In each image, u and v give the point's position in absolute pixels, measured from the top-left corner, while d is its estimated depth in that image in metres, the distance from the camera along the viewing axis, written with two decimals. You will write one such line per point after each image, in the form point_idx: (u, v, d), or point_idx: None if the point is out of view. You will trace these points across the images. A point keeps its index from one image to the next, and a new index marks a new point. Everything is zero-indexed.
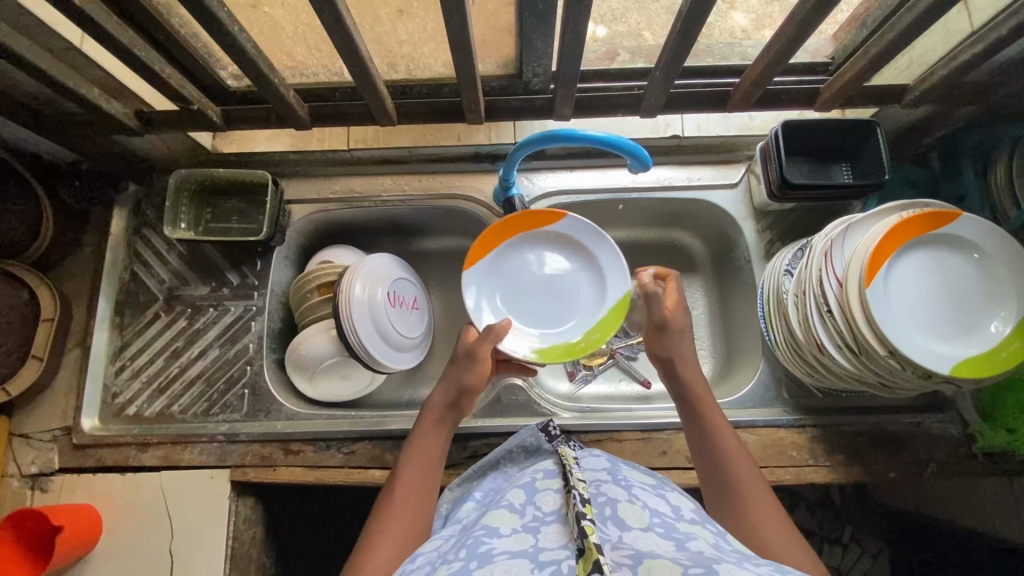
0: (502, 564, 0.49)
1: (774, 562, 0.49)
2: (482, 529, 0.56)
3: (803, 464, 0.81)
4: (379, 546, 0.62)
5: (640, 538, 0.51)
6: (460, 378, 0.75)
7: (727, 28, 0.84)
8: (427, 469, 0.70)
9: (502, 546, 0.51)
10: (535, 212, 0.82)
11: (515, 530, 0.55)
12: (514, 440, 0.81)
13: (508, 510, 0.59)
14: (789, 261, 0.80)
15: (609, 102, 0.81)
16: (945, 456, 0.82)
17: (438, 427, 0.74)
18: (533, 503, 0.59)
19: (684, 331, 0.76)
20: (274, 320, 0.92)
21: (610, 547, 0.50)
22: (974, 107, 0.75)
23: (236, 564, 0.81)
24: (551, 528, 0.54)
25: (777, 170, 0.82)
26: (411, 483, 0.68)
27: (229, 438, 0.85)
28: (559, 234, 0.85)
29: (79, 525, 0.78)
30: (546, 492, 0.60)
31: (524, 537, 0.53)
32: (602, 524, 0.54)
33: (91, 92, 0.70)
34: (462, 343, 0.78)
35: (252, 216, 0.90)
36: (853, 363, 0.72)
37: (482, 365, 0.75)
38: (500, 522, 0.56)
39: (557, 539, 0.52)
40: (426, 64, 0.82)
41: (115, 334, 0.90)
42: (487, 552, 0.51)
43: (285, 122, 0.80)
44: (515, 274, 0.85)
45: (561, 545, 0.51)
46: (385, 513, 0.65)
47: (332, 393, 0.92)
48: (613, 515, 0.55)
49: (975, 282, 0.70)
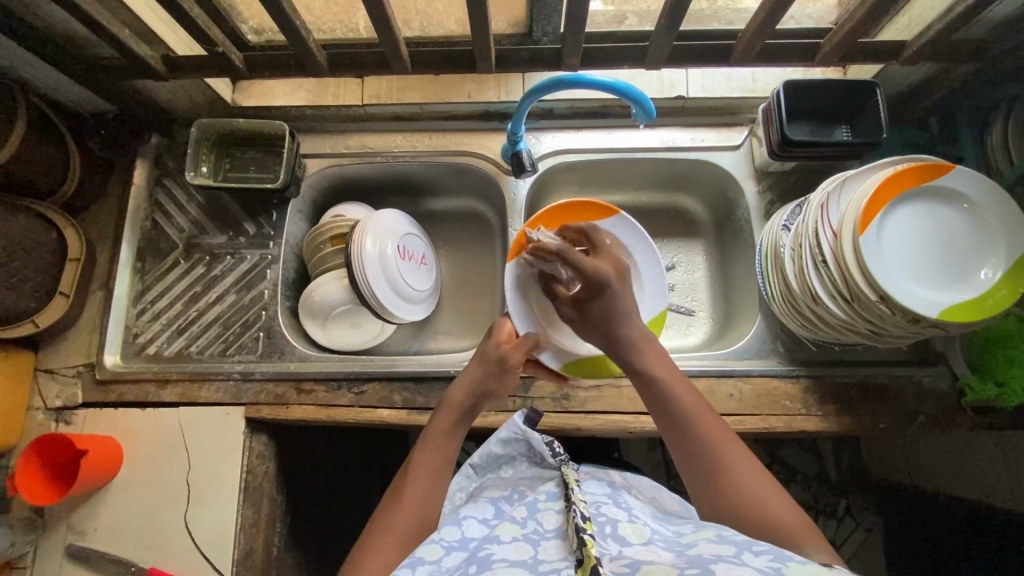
0: (501, 570, 0.53)
1: (773, 549, 0.50)
2: (485, 540, 0.60)
3: (795, 413, 0.84)
4: (386, 539, 0.63)
5: (640, 551, 0.54)
6: (486, 383, 0.76)
7: (733, 9, 0.87)
8: (442, 466, 0.71)
9: (502, 553, 0.56)
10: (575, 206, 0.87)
11: (515, 539, 0.59)
12: (513, 447, 0.78)
13: (511, 522, 0.62)
14: (787, 217, 0.83)
15: (616, 53, 0.82)
16: (935, 409, 0.84)
17: (454, 424, 0.74)
18: (534, 518, 0.62)
19: (606, 314, 0.70)
20: (288, 270, 0.96)
21: (608, 558, 0.53)
22: (972, 64, 0.77)
23: (249, 496, 0.85)
24: (551, 543, 0.57)
25: (778, 129, 0.84)
26: (422, 478, 0.69)
27: (244, 377, 0.88)
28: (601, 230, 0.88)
29: (103, 454, 0.82)
30: (549, 510, 0.63)
31: (524, 547, 0.57)
32: (602, 541, 0.57)
33: (121, 31, 0.74)
34: (496, 345, 0.79)
35: (269, 165, 0.93)
36: (847, 311, 0.74)
37: (512, 373, 0.77)
38: (501, 530, 0.61)
39: (556, 552, 0.55)
40: (439, 22, 0.87)
41: (137, 279, 0.94)
42: (487, 559, 0.55)
43: (305, 68, 0.82)
44: None
45: (561, 557, 0.54)
46: (394, 508, 0.66)
47: (342, 340, 0.95)
48: (613, 533, 0.58)
49: (962, 229, 0.73)
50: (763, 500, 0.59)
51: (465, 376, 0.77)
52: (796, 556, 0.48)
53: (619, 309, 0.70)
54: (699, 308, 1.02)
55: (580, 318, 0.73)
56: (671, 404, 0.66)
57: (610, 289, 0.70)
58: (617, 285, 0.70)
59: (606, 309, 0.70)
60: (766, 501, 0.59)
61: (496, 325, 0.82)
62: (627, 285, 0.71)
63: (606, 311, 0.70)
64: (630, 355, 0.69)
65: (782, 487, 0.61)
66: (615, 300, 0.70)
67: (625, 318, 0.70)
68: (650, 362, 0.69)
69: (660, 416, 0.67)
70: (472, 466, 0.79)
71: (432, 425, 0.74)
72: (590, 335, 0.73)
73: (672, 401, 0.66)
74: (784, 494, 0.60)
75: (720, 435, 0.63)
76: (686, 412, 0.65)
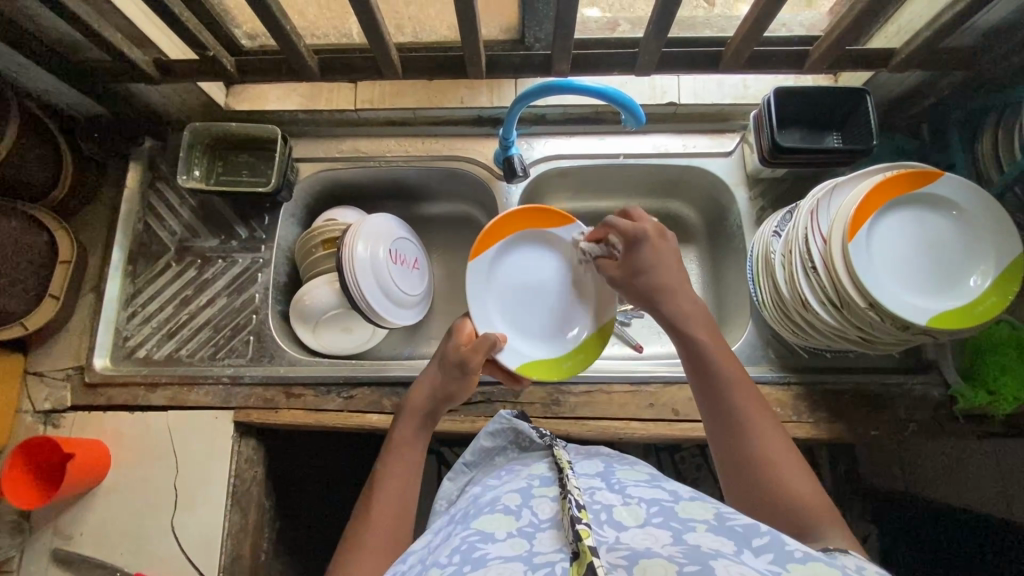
0: (496, 567, 0.46)
1: (773, 542, 0.46)
2: (474, 535, 0.52)
3: (787, 420, 0.84)
4: (359, 551, 0.62)
5: (637, 536, 0.48)
6: (448, 388, 0.75)
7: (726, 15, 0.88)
8: (410, 473, 0.70)
9: (497, 550, 0.48)
10: (544, 211, 0.86)
11: (510, 535, 0.52)
12: (501, 438, 0.76)
13: (504, 513, 0.55)
14: (778, 224, 0.83)
15: (606, 60, 0.83)
16: (927, 416, 0.84)
17: (419, 430, 0.74)
18: (528, 506, 0.55)
19: (637, 271, 0.74)
20: (280, 274, 0.96)
21: (605, 549, 0.47)
22: (962, 73, 0.77)
23: (236, 500, 0.84)
24: (546, 535, 0.50)
25: (769, 137, 0.84)
26: (393, 486, 0.68)
27: (234, 380, 0.88)
28: (557, 236, 0.88)
29: (90, 457, 0.81)
30: (543, 498, 0.56)
31: (519, 542, 0.50)
32: (597, 528, 0.50)
33: (113, 36, 0.74)
34: (453, 346, 0.77)
35: (262, 170, 0.94)
36: (836, 317, 0.74)
37: (470, 374, 0.75)
38: (494, 526, 0.53)
39: (552, 543, 0.49)
40: (431, 27, 0.88)
41: (127, 282, 0.94)
42: (482, 557, 0.48)
43: (297, 73, 0.83)
44: (511, 281, 0.88)
45: (556, 548, 0.48)
46: (367, 518, 0.65)
47: (332, 344, 0.95)
48: (609, 519, 0.51)
49: (952, 237, 0.73)
50: (782, 476, 0.57)
51: (423, 381, 0.77)
52: (795, 551, 0.45)
53: (664, 259, 0.74)
54: None
55: (627, 273, 0.75)
56: (706, 362, 0.65)
57: (651, 242, 0.74)
58: (656, 240, 0.75)
59: (647, 260, 0.74)
60: (790, 499, 0.56)
61: (455, 328, 0.81)
62: (667, 240, 0.76)
63: (638, 265, 0.74)
64: (677, 318, 0.69)
65: (818, 480, 0.58)
66: (655, 250, 0.74)
67: (666, 270, 0.73)
68: (696, 329, 0.68)
69: (700, 388, 0.65)
70: (463, 462, 0.77)
71: (397, 431, 0.74)
72: (636, 295, 0.74)
73: (708, 376, 0.65)
74: (803, 466, 0.58)
75: (744, 399, 0.62)
76: (721, 392, 0.63)
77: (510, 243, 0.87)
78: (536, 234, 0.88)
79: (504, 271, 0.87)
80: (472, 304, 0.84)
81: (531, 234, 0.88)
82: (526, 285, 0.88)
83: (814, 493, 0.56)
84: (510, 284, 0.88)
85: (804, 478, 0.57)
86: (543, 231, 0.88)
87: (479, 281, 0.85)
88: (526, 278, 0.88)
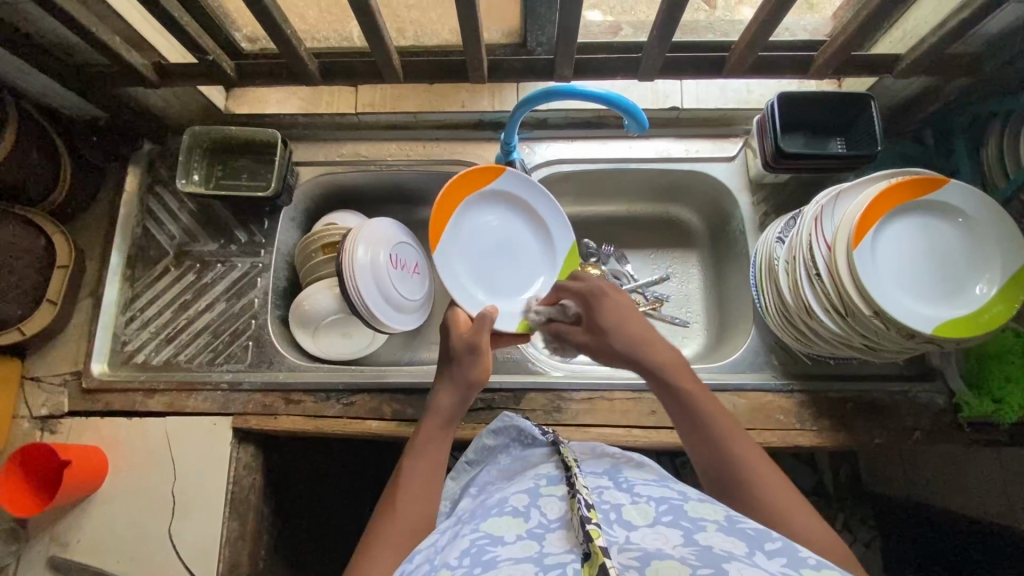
0: (506, 569, 0.45)
1: (785, 548, 0.45)
2: (483, 537, 0.51)
3: (790, 427, 0.83)
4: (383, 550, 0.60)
5: (648, 535, 0.47)
6: (466, 375, 0.73)
7: (728, 22, 0.88)
8: (437, 466, 0.68)
9: (507, 552, 0.48)
10: (476, 172, 0.84)
11: (519, 537, 0.51)
12: (504, 436, 0.76)
13: (512, 514, 0.54)
14: (781, 229, 0.82)
15: (609, 65, 0.82)
16: (931, 424, 0.83)
17: (445, 424, 0.72)
18: (536, 507, 0.54)
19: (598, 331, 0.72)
20: (280, 278, 0.96)
21: (616, 549, 0.46)
22: (967, 79, 0.77)
23: (234, 508, 0.84)
24: (555, 536, 0.50)
25: (771, 142, 0.83)
26: (418, 483, 0.66)
27: (232, 387, 0.87)
28: (500, 191, 0.87)
29: (87, 463, 0.80)
30: (551, 497, 0.55)
31: (529, 544, 0.49)
32: (608, 527, 0.49)
33: (111, 39, 0.74)
34: (457, 334, 0.76)
35: (262, 174, 0.93)
36: (841, 326, 0.73)
37: (480, 352, 0.74)
38: (504, 528, 0.52)
39: (561, 545, 0.48)
40: (433, 31, 0.87)
41: (125, 286, 0.93)
42: (491, 560, 0.47)
43: (297, 77, 0.82)
44: (470, 247, 0.87)
45: (566, 549, 0.47)
46: (390, 517, 0.63)
47: (333, 350, 0.94)
48: (618, 518, 0.50)
49: (955, 248, 0.72)
50: (777, 501, 0.56)
51: (443, 374, 0.75)
52: (809, 558, 0.44)
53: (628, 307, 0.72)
54: (693, 320, 1.02)
55: (591, 338, 0.73)
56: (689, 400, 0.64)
57: (610, 297, 0.74)
58: (615, 294, 0.74)
59: (608, 314, 0.72)
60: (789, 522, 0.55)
61: (449, 319, 0.78)
62: (622, 295, 0.75)
63: (597, 326, 0.72)
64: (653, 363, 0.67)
65: (810, 506, 0.56)
66: (617, 301, 0.73)
67: (632, 317, 0.71)
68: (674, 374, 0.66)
69: (687, 425, 0.64)
70: (466, 461, 0.77)
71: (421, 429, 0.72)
72: (606, 354, 0.71)
73: (696, 410, 0.63)
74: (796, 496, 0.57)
75: (734, 431, 0.62)
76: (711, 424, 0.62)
77: (458, 215, 0.85)
78: (475, 197, 0.86)
79: (459, 243, 0.86)
80: (451, 289, 0.82)
81: (472, 199, 0.86)
82: (485, 246, 0.88)
83: (815, 521, 0.55)
84: (470, 250, 0.87)
85: (800, 506, 0.56)
86: (481, 191, 0.86)
87: (448, 266, 0.83)
88: (484, 241, 0.88)
